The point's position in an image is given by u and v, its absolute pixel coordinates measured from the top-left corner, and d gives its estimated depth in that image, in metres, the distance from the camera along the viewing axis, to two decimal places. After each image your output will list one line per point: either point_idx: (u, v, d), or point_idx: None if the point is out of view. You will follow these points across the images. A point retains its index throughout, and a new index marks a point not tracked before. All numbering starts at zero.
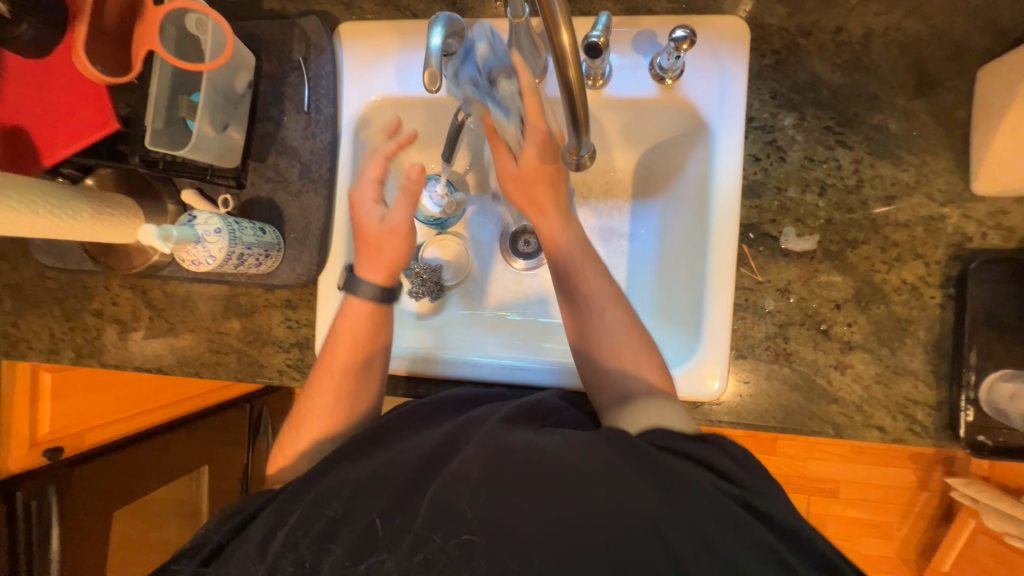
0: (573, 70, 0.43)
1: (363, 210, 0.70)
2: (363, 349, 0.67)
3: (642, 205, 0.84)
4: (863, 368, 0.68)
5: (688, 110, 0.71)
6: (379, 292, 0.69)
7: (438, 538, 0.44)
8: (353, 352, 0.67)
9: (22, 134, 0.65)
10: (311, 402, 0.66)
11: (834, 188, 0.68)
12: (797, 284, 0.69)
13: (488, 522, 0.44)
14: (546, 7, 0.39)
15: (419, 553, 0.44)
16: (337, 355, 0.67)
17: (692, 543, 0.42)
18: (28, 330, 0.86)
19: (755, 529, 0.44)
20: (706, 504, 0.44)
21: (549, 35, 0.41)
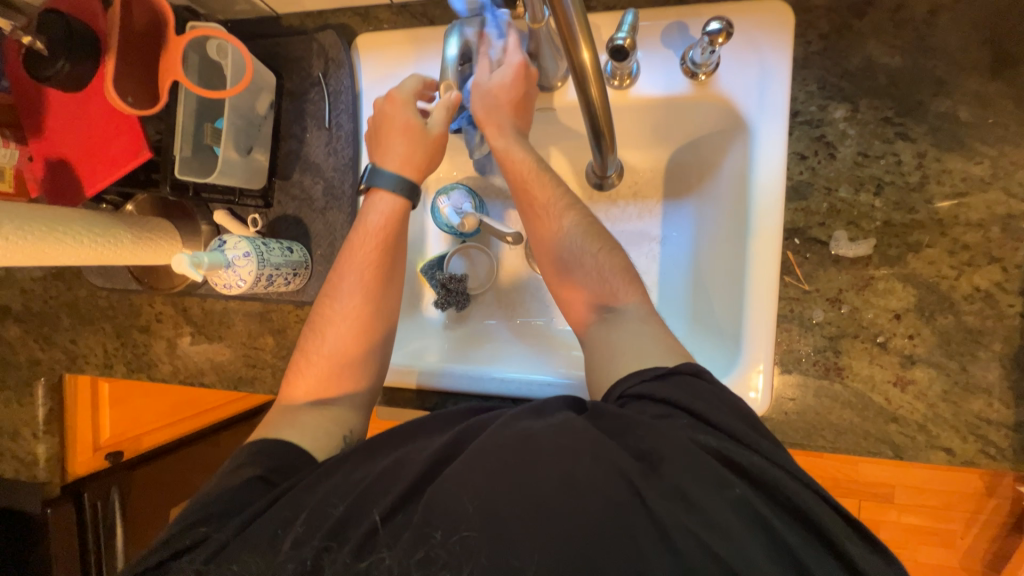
0: (595, 86, 0.40)
1: (402, 113, 0.68)
2: (364, 309, 0.69)
3: (674, 206, 0.80)
4: (927, 385, 0.61)
5: (724, 106, 0.65)
6: (391, 210, 0.69)
7: (438, 535, 0.44)
8: (353, 336, 0.68)
9: (66, 166, 0.68)
10: (304, 375, 0.67)
11: (893, 186, 0.61)
12: (849, 293, 0.63)
13: (492, 521, 0.43)
14: (565, 25, 0.37)
15: (419, 552, 0.43)
16: (332, 334, 0.68)
17: (670, 502, 0.42)
18: (85, 346, 0.92)
19: (736, 485, 0.43)
20: (682, 458, 0.44)
21: (569, 52, 0.39)
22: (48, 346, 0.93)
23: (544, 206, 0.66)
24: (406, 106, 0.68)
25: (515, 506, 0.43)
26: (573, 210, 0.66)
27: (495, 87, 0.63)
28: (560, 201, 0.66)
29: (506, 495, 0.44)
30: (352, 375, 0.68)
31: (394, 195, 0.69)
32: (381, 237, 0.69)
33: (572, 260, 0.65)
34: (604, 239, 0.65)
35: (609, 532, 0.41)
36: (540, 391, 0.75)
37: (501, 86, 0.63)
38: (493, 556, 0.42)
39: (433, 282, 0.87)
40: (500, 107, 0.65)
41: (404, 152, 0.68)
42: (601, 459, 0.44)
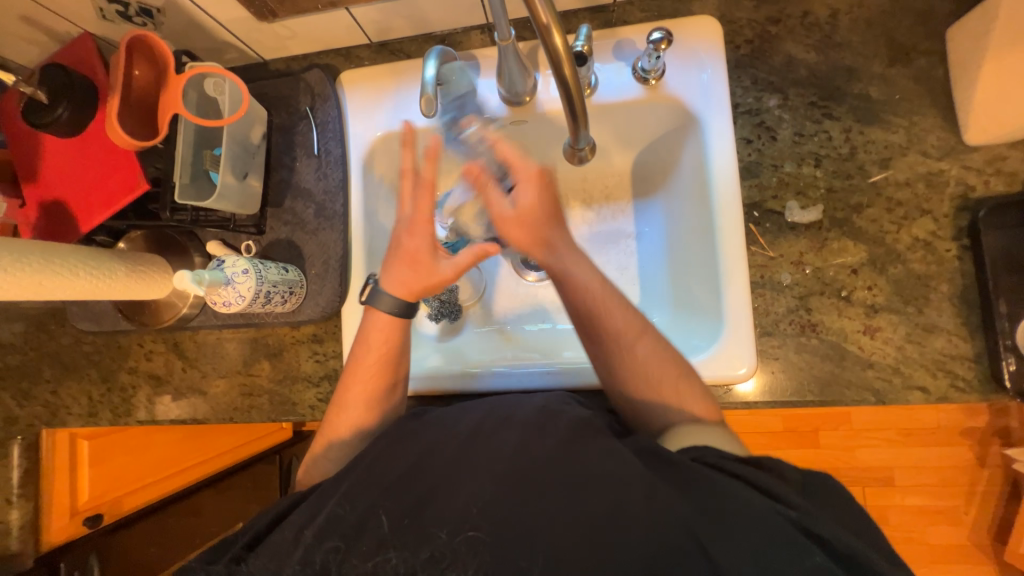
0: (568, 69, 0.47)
1: (420, 237, 0.68)
2: (380, 391, 0.68)
3: (645, 204, 0.89)
4: (892, 331, 0.67)
5: (675, 105, 0.74)
6: (401, 307, 0.68)
7: (444, 535, 0.47)
8: (384, 364, 0.68)
9: (61, 206, 0.71)
10: (344, 393, 0.68)
11: (829, 158, 0.70)
12: (809, 255, 0.69)
13: (502, 525, 0.46)
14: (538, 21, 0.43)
15: (424, 551, 0.46)
16: (365, 363, 0.68)
17: (737, 548, 0.42)
18: (67, 396, 0.89)
19: (816, 555, 0.41)
20: (752, 515, 0.43)
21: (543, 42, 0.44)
22: (27, 401, 0.90)
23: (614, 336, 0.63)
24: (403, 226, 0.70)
25: (550, 519, 0.45)
26: (643, 334, 0.63)
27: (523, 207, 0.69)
28: (629, 328, 0.63)
29: (518, 499, 0.47)
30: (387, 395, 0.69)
31: (388, 314, 0.68)
32: (389, 342, 0.69)
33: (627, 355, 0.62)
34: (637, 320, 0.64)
35: (652, 557, 0.42)
36: (555, 379, 0.79)
37: (535, 198, 0.69)
38: (497, 554, 0.45)
39: (427, 297, 0.90)
40: (541, 219, 0.69)
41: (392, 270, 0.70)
42: (649, 479, 0.46)
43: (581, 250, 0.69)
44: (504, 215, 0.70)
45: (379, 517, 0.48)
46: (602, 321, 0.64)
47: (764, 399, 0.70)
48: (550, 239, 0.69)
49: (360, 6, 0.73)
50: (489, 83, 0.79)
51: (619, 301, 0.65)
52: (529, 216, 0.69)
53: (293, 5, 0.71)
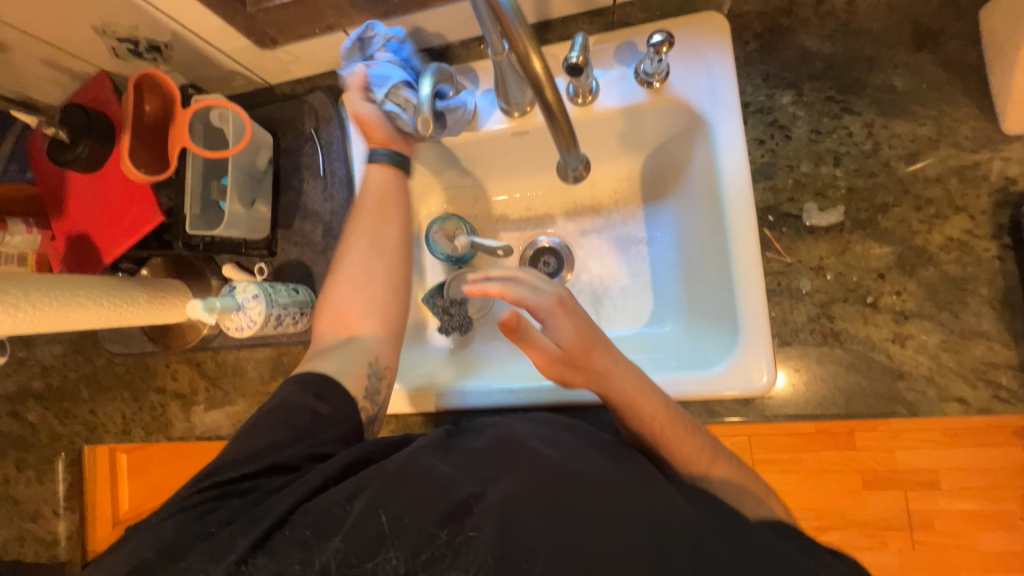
0: (550, 92, 0.50)
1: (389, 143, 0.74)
2: (380, 251, 0.72)
3: (656, 209, 0.86)
4: (925, 339, 0.63)
5: (681, 107, 0.71)
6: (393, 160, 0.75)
7: (444, 535, 0.46)
8: (379, 203, 0.73)
9: (86, 239, 0.74)
10: (345, 288, 0.70)
11: (850, 155, 0.66)
12: (830, 260, 0.65)
13: (513, 531, 0.45)
14: (518, 47, 0.45)
15: (424, 552, 0.45)
16: (365, 211, 0.73)
17: None
18: (104, 415, 0.95)
19: None
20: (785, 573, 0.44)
21: (524, 69, 0.48)
22: (69, 419, 0.96)
23: (687, 459, 0.59)
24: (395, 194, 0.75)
25: (580, 539, 0.44)
26: (715, 459, 0.60)
27: (565, 339, 0.57)
28: (698, 455, 0.59)
29: (542, 505, 0.46)
30: (356, 331, 0.68)
31: (382, 167, 0.75)
32: (380, 193, 0.74)
33: (693, 469, 0.59)
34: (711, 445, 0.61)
35: None
36: (572, 396, 0.74)
37: (573, 327, 0.57)
38: (501, 557, 0.43)
39: (436, 309, 0.89)
40: (585, 351, 0.58)
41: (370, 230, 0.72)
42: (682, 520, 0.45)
43: (631, 369, 0.59)
44: (549, 362, 0.58)
45: (381, 523, 0.47)
46: (671, 449, 0.59)
47: (785, 413, 0.66)
48: (601, 367, 0.58)
49: (356, 28, 0.73)
50: (485, 94, 0.79)
51: (684, 425, 0.60)
52: (579, 351, 0.57)
53: (292, 31, 0.72)
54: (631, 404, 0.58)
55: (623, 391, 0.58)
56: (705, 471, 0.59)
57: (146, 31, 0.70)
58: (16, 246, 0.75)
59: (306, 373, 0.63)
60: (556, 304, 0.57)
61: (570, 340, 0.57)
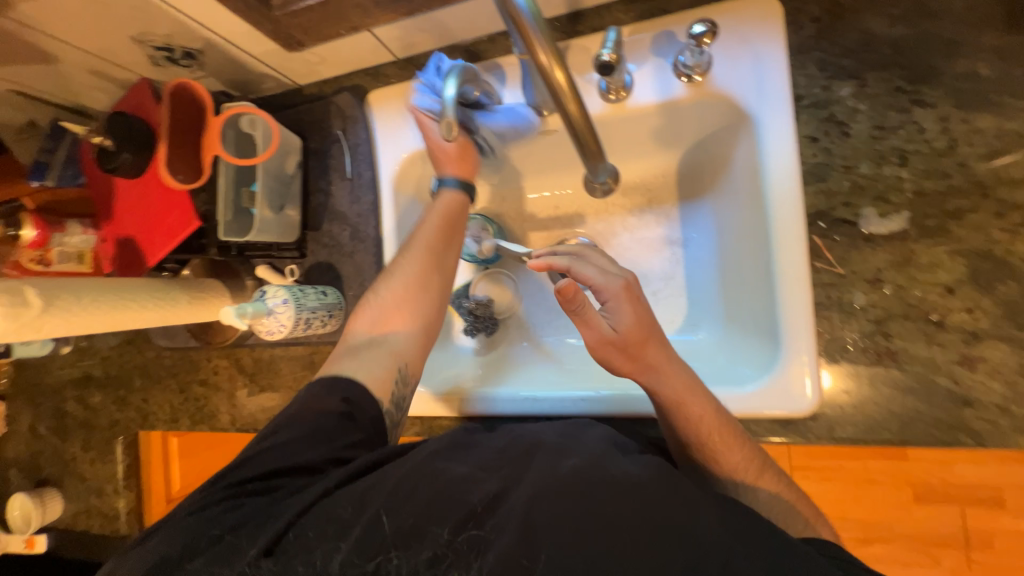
0: (572, 104, 0.47)
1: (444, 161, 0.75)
2: (433, 282, 0.70)
3: (692, 209, 0.81)
4: (999, 363, 0.56)
5: (724, 102, 0.66)
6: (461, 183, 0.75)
7: (447, 535, 0.46)
8: (440, 233, 0.72)
9: (131, 242, 0.78)
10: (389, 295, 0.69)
11: (919, 154, 0.58)
12: (890, 271, 0.59)
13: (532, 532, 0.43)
14: (537, 55, 0.43)
15: (425, 552, 0.45)
16: (425, 237, 0.72)
17: None
18: (155, 403, 1.01)
19: None
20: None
21: (546, 81, 0.45)
22: (125, 405, 1.04)
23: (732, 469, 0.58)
24: (458, 220, 0.74)
25: (589, 550, 0.42)
26: (762, 475, 0.58)
27: (625, 326, 0.58)
28: (746, 466, 0.58)
29: (567, 511, 0.44)
30: (390, 332, 0.68)
31: (452, 192, 0.74)
32: (442, 216, 0.73)
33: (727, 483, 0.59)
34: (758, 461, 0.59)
35: None
36: (598, 406, 0.72)
37: (635, 313, 0.58)
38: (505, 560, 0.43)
39: (462, 311, 0.89)
40: (640, 340, 0.58)
41: (435, 246, 0.71)
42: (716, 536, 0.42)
43: (683, 366, 0.60)
44: (599, 340, 0.59)
45: (389, 524, 0.47)
46: (713, 456, 0.58)
47: (830, 436, 0.62)
48: (655, 360, 0.59)
49: (380, 27, 0.71)
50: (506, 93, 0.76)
51: (734, 435, 0.58)
52: (637, 339, 0.58)
53: (317, 32, 0.71)
54: (680, 405, 0.59)
55: (672, 389, 0.59)
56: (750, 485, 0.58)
57: (180, 38, 0.71)
58: (75, 245, 0.80)
59: (334, 376, 0.63)
60: (621, 289, 0.58)
61: (630, 326, 0.58)
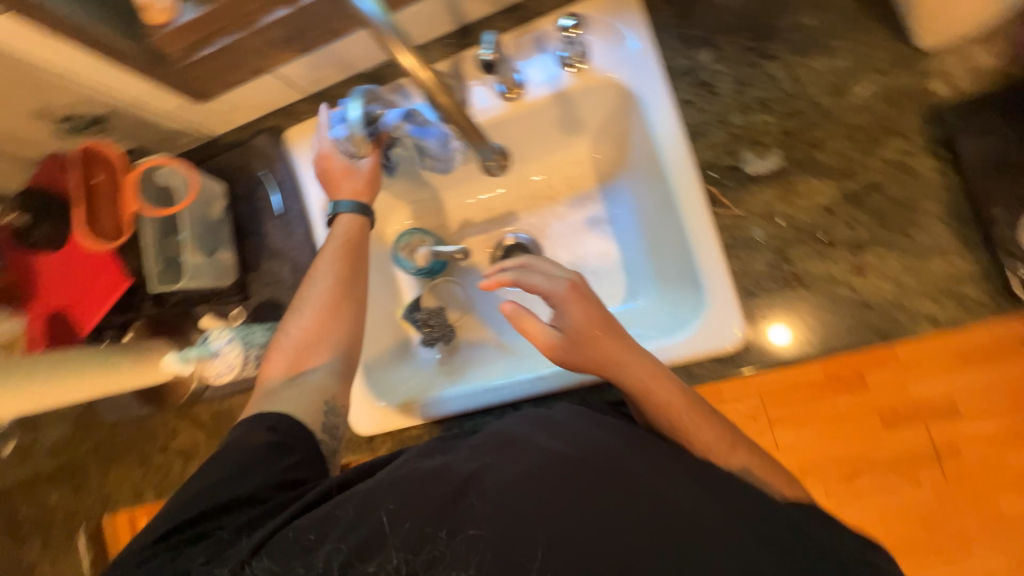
0: (439, 91, 0.53)
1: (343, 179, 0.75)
2: (347, 307, 0.71)
3: (611, 187, 0.87)
4: (883, 265, 0.63)
5: (607, 83, 0.73)
6: (358, 207, 0.75)
7: (444, 536, 0.46)
8: (346, 259, 0.72)
9: (56, 315, 0.75)
10: (305, 327, 0.69)
11: (777, 100, 0.66)
12: (777, 204, 0.66)
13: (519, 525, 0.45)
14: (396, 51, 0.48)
15: (425, 552, 0.46)
16: (328, 265, 0.72)
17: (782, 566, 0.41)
18: (114, 483, 0.96)
19: None
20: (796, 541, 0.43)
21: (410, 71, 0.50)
22: (82, 493, 0.98)
23: (709, 449, 0.57)
24: (360, 246, 0.73)
25: (573, 526, 0.44)
26: (734, 447, 0.57)
27: (575, 325, 0.60)
28: (720, 440, 0.57)
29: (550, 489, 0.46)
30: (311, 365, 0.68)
31: (351, 214, 0.74)
32: (348, 241, 0.73)
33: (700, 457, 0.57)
34: (722, 426, 0.58)
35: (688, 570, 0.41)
36: (556, 382, 0.75)
37: (583, 312, 0.60)
38: (499, 554, 0.44)
39: (416, 323, 0.90)
40: (593, 336, 0.60)
41: (339, 277, 0.71)
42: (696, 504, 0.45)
43: (642, 355, 0.60)
44: (555, 344, 0.62)
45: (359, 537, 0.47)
46: (690, 441, 0.57)
47: (762, 362, 0.67)
48: (612, 354, 0.59)
49: (283, 66, 0.74)
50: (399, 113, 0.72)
51: (705, 412, 0.58)
52: (589, 337, 0.60)
53: (221, 81, 0.74)
54: (647, 391, 0.59)
55: (637, 377, 0.59)
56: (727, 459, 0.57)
57: (84, 105, 0.72)
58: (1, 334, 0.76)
59: (259, 413, 0.63)
60: (570, 292, 0.61)
61: (582, 325, 0.60)
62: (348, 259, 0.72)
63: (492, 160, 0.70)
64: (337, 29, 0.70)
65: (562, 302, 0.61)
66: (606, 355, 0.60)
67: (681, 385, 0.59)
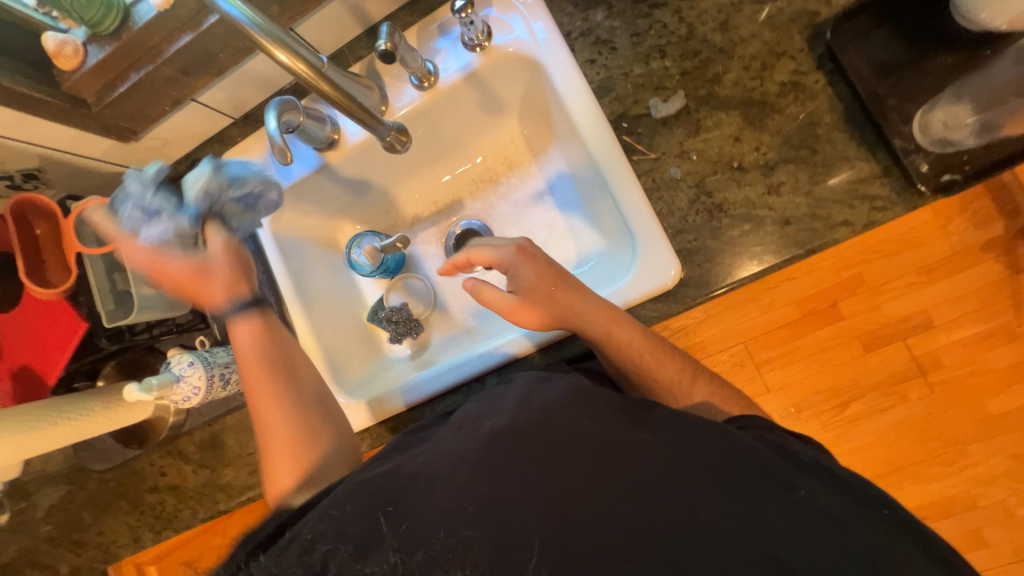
0: (324, 86, 0.61)
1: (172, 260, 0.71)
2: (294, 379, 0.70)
3: (544, 158, 0.89)
4: (794, 181, 0.66)
5: (514, 58, 0.76)
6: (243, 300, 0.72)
7: (440, 535, 0.46)
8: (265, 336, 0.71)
9: (24, 370, 0.77)
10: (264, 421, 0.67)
11: (672, 44, 0.70)
12: (689, 142, 0.69)
13: (496, 504, 0.46)
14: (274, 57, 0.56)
15: (420, 552, 0.46)
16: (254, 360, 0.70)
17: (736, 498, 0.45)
18: (112, 531, 0.97)
19: (800, 488, 0.47)
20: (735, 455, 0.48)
21: (289, 70, 0.58)
22: (82, 546, 0.99)
23: (671, 381, 0.64)
24: (262, 317, 0.73)
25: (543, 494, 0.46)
26: (697, 379, 0.65)
27: (529, 282, 0.65)
28: (680, 373, 0.64)
29: (510, 467, 0.48)
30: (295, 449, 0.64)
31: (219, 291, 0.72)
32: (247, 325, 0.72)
33: (665, 389, 0.64)
34: (680, 361, 0.65)
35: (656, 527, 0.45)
36: (516, 347, 0.76)
37: (535, 271, 0.65)
38: (490, 541, 0.45)
39: (381, 323, 0.92)
40: (548, 291, 0.65)
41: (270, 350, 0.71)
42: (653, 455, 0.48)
43: (597, 302, 0.65)
44: (516, 306, 0.66)
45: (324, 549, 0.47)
46: (654, 375, 0.64)
47: (701, 294, 0.69)
48: (568, 305, 0.64)
49: (202, 93, 0.77)
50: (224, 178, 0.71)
51: (663, 348, 0.65)
52: (543, 293, 0.65)
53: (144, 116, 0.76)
54: (609, 335, 0.64)
55: (596, 321, 0.64)
56: (689, 392, 0.64)
57: (14, 161, 0.74)
58: None
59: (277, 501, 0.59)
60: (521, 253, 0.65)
61: (534, 283, 0.65)
62: (256, 329, 0.72)
63: (390, 137, 0.78)
64: (245, 47, 0.72)
65: (514, 266, 0.65)
66: (562, 307, 0.65)
67: (639, 329, 0.65)
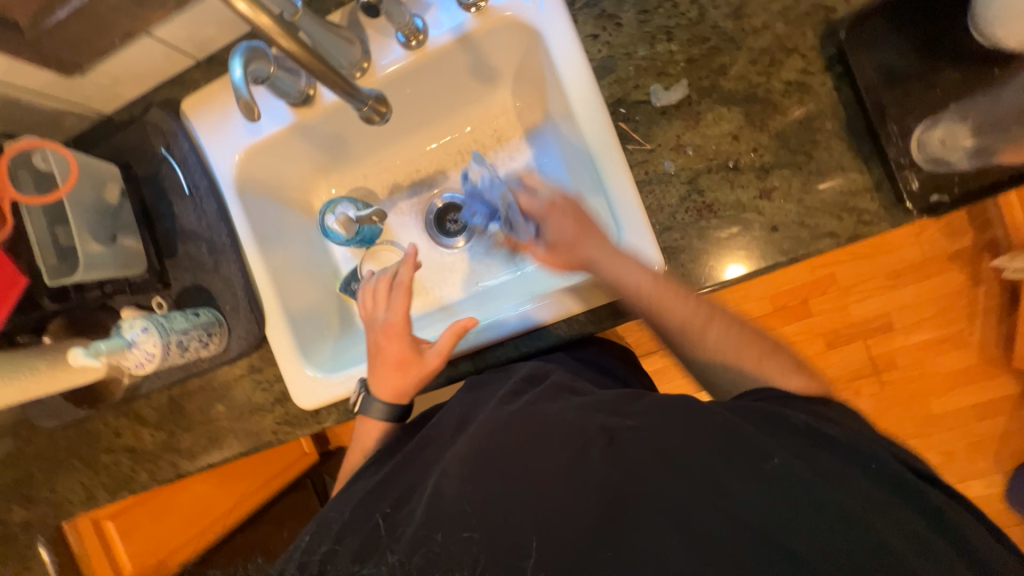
0: (285, 41, 0.52)
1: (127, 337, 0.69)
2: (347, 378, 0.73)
3: (535, 135, 0.84)
4: (787, 186, 0.64)
5: (511, 23, 0.70)
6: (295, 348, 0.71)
7: (439, 536, 0.47)
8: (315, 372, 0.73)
9: None
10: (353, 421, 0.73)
11: (681, 27, 0.65)
12: (686, 135, 0.66)
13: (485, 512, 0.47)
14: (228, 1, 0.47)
15: (420, 555, 0.47)
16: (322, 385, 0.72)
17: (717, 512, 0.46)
18: (64, 489, 0.94)
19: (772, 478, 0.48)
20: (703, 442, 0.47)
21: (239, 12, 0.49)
22: (31, 503, 0.95)
23: (688, 325, 0.60)
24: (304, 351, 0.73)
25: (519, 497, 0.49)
26: (714, 320, 0.60)
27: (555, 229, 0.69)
28: (698, 322, 0.59)
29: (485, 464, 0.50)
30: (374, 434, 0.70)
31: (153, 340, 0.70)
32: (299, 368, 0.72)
33: (692, 334, 0.60)
34: (712, 315, 0.59)
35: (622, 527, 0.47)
36: (492, 333, 0.72)
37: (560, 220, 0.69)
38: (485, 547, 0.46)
39: (354, 295, 0.88)
40: (569, 239, 0.68)
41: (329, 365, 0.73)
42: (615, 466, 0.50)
43: (622, 255, 0.64)
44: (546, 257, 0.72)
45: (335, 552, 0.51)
46: (673, 318, 0.60)
47: None
48: (587, 252, 0.66)
49: (160, 28, 0.69)
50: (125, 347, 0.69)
51: (677, 295, 0.60)
52: (564, 240, 0.68)
53: (91, 48, 0.67)
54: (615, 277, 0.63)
55: (622, 267, 0.63)
56: (707, 333, 0.59)
57: None
58: None
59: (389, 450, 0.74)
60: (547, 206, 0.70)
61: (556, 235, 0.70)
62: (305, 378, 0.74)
63: (368, 108, 0.68)
64: None
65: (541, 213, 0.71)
66: (581, 255, 0.67)
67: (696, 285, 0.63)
